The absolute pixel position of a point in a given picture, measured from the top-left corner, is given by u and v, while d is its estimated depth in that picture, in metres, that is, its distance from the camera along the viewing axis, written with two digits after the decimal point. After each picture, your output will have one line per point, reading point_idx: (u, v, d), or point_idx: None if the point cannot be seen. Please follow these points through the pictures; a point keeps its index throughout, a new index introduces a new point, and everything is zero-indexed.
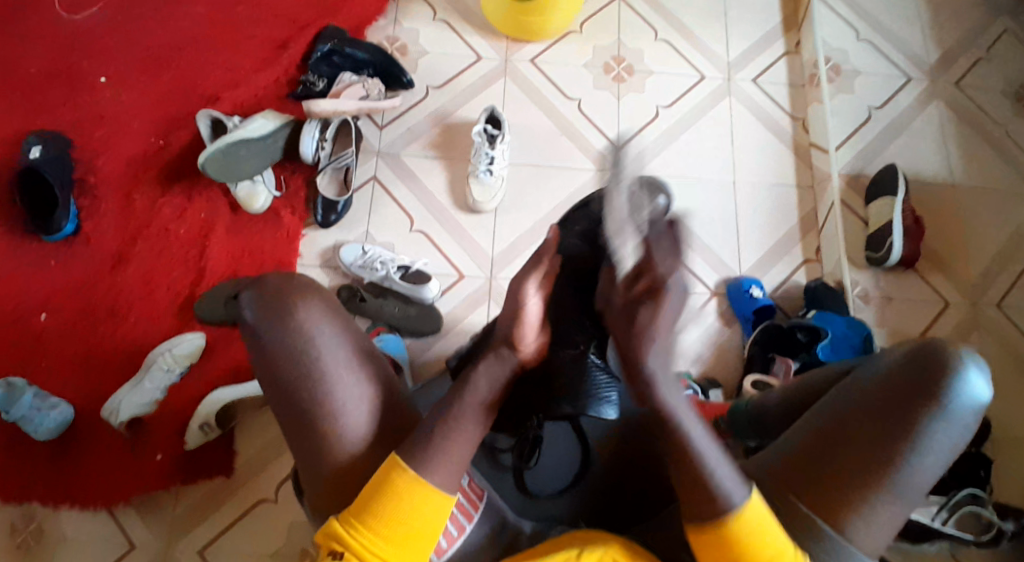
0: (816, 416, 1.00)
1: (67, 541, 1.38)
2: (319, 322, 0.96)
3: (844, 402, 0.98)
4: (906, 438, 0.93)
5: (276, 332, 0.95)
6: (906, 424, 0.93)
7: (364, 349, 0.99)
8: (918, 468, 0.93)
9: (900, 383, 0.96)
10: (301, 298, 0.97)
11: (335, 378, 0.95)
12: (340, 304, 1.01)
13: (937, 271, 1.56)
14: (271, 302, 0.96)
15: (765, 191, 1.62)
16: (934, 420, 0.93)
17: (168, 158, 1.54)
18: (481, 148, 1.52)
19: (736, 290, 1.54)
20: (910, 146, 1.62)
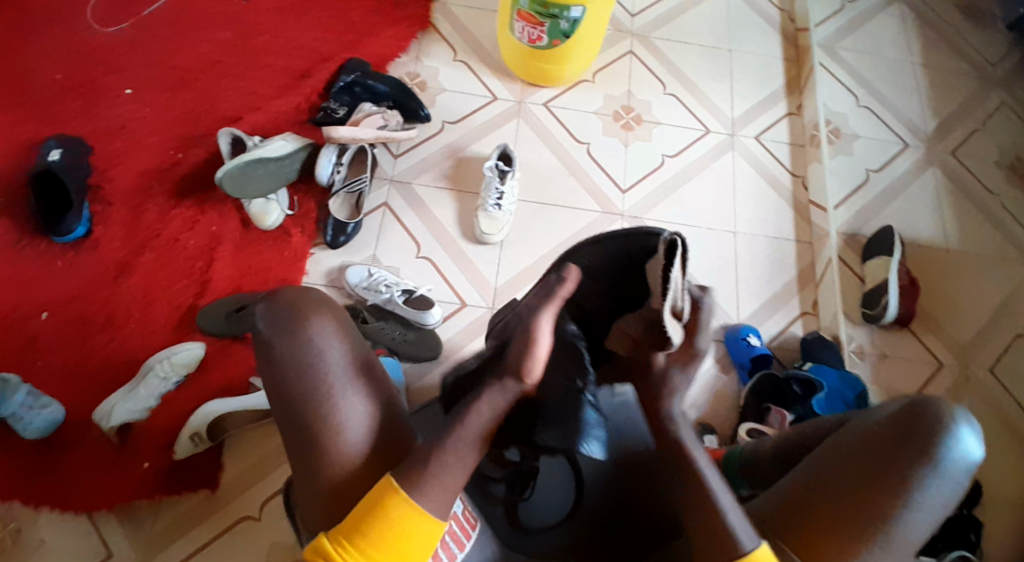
0: (809, 464, 0.99)
1: (44, 547, 1.34)
2: (329, 336, 0.97)
3: (836, 454, 0.98)
4: (897, 494, 0.93)
5: (287, 346, 0.96)
6: (898, 480, 0.93)
7: (371, 371, 0.98)
8: (909, 522, 0.93)
9: (895, 434, 0.95)
10: (314, 311, 0.98)
11: (341, 396, 0.94)
12: (351, 322, 1.01)
13: (931, 332, 1.59)
14: (286, 315, 0.97)
15: (765, 243, 1.66)
16: (927, 474, 0.93)
17: (184, 173, 1.57)
18: (491, 182, 1.57)
19: (734, 338, 1.57)
20: (907, 209, 1.67)
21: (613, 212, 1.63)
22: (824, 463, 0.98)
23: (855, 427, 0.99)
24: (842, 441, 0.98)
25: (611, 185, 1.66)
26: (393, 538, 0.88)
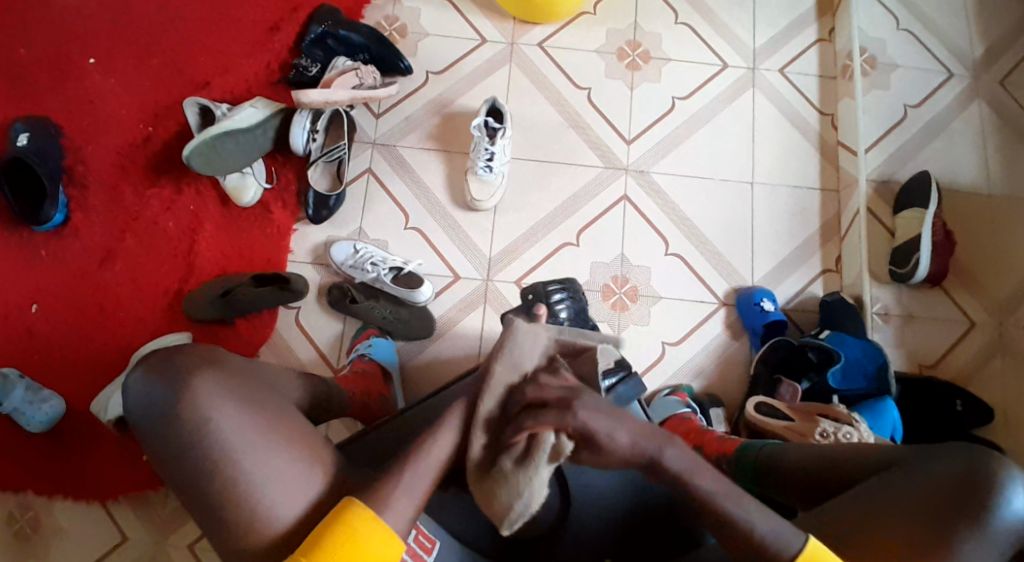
0: (857, 494, 0.97)
1: (62, 531, 1.38)
2: (214, 395, 0.95)
3: (885, 497, 0.95)
4: (943, 551, 0.91)
5: (172, 414, 0.95)
6: (946, 536, 0.92)
7: (275, 418, 0.97)
8: None
9: (946, 483, 0.94)
10: (191, 374, 0.96)
11: (249, 454, 0.93)
12: (244, 379, 0.99)
13: (963, 288, 1.46)
14: (159, 385, 0.96)
15: (785, 194, 1.52)
16: (973, 527, 0.92)
17: (157, 149, 1.49)
18: (480, 143, 1.45)
19: (747, 302, 1.45)
20: (943, 152, 1.51)
21: (618, 167, 1.52)
22: (873, 509, 0.95)
23: (909, 470, 0.96)
24: (892, 485, 0.96)
25: (614, 135, 1.53)
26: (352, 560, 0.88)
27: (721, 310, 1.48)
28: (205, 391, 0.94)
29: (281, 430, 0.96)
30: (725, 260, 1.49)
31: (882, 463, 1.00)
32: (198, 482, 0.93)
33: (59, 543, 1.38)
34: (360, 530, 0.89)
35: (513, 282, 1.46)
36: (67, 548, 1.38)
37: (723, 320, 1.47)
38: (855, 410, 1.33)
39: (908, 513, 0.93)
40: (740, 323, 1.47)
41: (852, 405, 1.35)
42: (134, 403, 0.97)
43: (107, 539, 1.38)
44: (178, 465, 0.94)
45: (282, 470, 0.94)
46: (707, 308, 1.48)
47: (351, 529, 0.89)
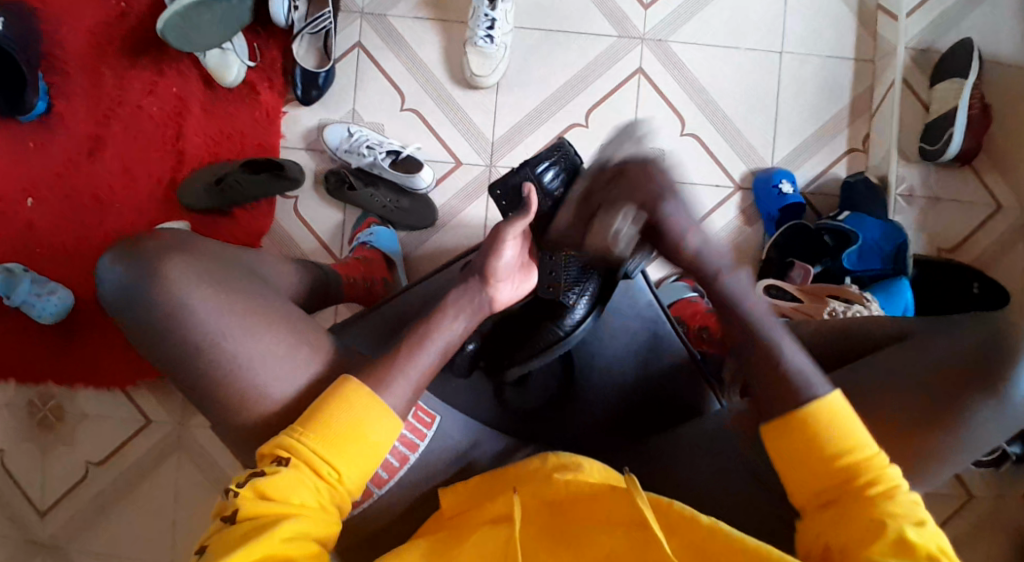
0: (867, 366, 0.94)
1: (86, 418, 1.43)
2: (194, 293, 0.89)
3: (896, 371, 0.91)
4: (947, 422, 0.87)
5: (161, 319, 0.88)
6: (948, 407, 0.88)
7: (272, 316, 0.92)
8: (967, 434, 0.87)
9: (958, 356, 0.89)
10: (189, 289, 0.89)
11: (251, 347, 0.89)
12: (245, 287, 0.93)
13: (995, 169, 1.38)
14: (140, 287, 0.88)
15: (815, 63, 1.40)
16: (986, 398, 0.87)
17: (130, 24, 1.39)
18: (480, 8, 1.33)
19: (764, 184, 1.38)
20: (992, 16, 1.37)
21: (633, 36, 1.39)
22: (880, 382, 0.92)
23: (921, 344, 0.93)
24: (904, 355, 0.92)
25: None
26: (351, 435, 0.85)
27: (738, 195, 1.40)
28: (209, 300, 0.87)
29: (273, 319, 0.92)
30: (743, 138, 1.40)
31: (902, 336, 0.98)
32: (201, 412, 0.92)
33: (83, 428, 1.43)
34: (361, 406, 0.87)
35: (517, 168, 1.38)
36: (92, 431, 1.43)
37: (739, 205, 1.40)
38: (869, 290, 1.28)
39: (917, 383, 0.90)
40: (756, 208, 1.40)
41: (864, 286, 1.30)
42: (115, 301, 0.90)
43: (130, 424, 1.43)
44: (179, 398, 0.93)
45: (282, 375, 0.91)
46: (724, 192, 1.40)
47: (350, 403, 0.87)
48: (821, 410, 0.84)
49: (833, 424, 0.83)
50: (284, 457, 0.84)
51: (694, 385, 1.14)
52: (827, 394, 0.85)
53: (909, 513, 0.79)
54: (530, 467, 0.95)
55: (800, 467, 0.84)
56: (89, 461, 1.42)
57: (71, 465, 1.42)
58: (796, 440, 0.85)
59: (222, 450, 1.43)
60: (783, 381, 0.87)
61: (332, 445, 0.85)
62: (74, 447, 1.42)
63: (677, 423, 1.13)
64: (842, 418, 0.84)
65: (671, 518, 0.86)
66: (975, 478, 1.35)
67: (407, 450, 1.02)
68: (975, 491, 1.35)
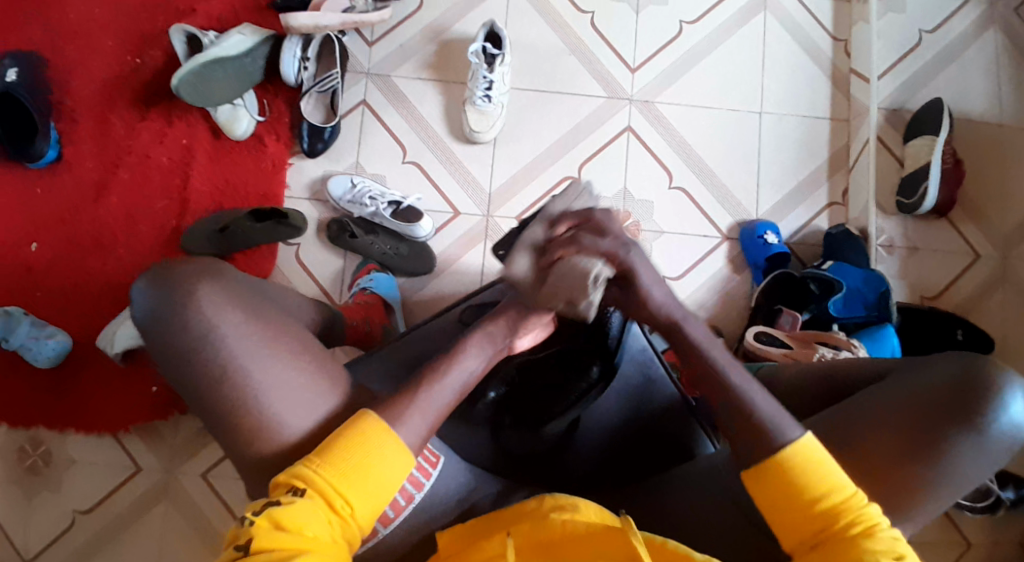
0: (852, 405, 0.96)
1: (75, 465, 1.41)
2: (218, 308, 0.91)
3: (879, 406, 0.94)
4: (929, 458, 0.89)
5: (185, 332, 0.89)
6: (933, 438, 0.90)
7: (296, 343, 0.94)
8: (952, 464, 0.89)
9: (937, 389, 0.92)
10: (219, 312, 0.90)
11: (274, 370, 0.90)
12: (272, 316, 0.94)
13: (970, 221, 1.45)
14: (172, 308, 0.90)
15: (793, 123, 1.49)
16: (966, 429, 0.89)
17: (144, 78, 1.46)
18: (479, 70, 1.42)
19: (749, 235, 1.44)
20: (957, 80, 1.48)
21: (622, 97, 1.48)
22: (865, 417, 0.94)
23: (901, 380, 0.96)
24: (886, 391, 0.95)
25: (617, 63, 1.49)
26: (365, 471, 0.85)
27: (725, 244, 1.46)
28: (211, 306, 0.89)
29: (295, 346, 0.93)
30: (728, 192, 1.47)
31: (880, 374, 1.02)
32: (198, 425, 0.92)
33: (71, 476, 1.41)
34: (377, 439, 0.86)
35: (513, 218, 1.44)
36: (81, 479, 1.41)
37: (727, 254, 1.46)
38: (855, 336, 1.33)
39: (901, 416, 0.92)
40: (743, 257, 1.45)
41: (850, 332, 1.34)
42: (148, 323, 0.92)
43: (118, 472, 1.41)
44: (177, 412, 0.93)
45: (284, 383, 0.91)
46: (712, 242, 1.46)
47: (362, 441, 0.86)
48: (797, 453, 0.85)
49: (810, 468, 0.84)
50: (299, 488, 0.83)
51: (682, 426, 1.16)
52: (799, 437, 0.85)
53: (887, 550, 0.80)
54: (527, 508, 0.96)
55: (778, 514, 0.85)
56: (75, 510, 1.39)
57: (56, 513, 1.39)
58: (775, 488, 0.85)
59: (210, 499, 1.41)
60: (771, 411, 0.88)
61: (344, 481, 0.84)
62: (60, 496, 1.40)
63: (668, 466, 1.13)
64: (818, 461, 0.84)
65: (665, 557, 0.88)
66: (970, 524, 1.35)
67: (415, 488, 1.01)
68: (971, 537, 1.34)
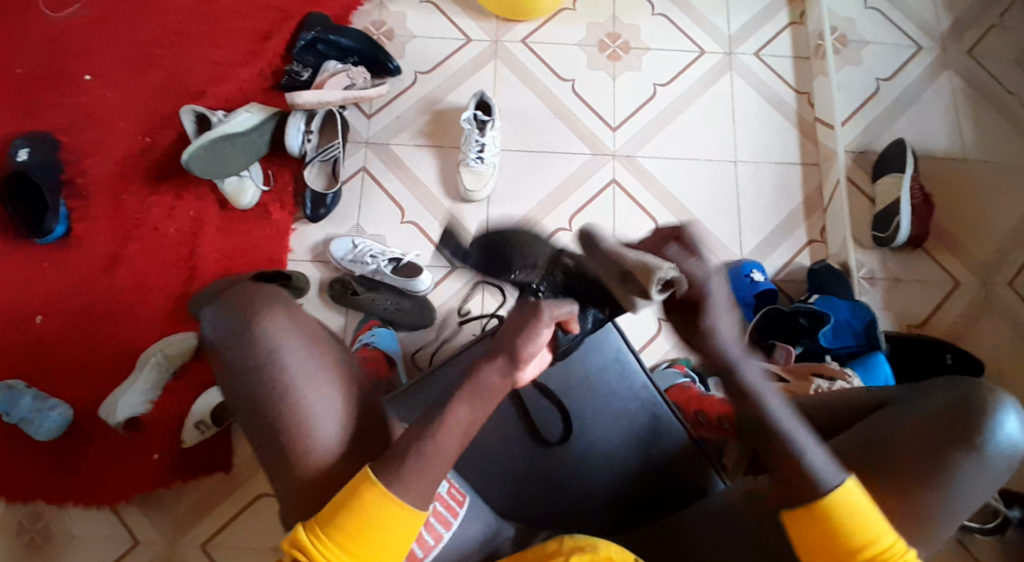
0: (860, 433, 0.97)
1: (74, 539, 1.38)
2: (288, 339, 0.91)
3: (886, 435, 0.96)
4: (939, 480, 0.91)
5: (255, 355, 0.90)
6: (941, 463, 0.92)
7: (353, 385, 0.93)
8: (960, 488, 0.91)
9: (940, 414, 0.94)
10: (282, 341, 0.91)
11: (321, 404, 0.90)
12: (334, 354, 0.94)
13: (945, 250, 1.52)
14: (236, 330, 0.91)
15: (768, 170, 1.58)
16: (971, 453, 0.92)
17: (155, 156, 1.54)
18: (472, 135, 1.50)
19: (736, 274, 1.49)
20: (917, 122, 1.59)
21: (605, 153, 1.58)
22: (874, 446, 0.95)
23: (904, 407, 0.98)
24: (891, 419, 0.97)
25: (600, 123, 1.60)
26: (370, 536, 0.83)
27: None
28: (272, 319, 0.90)
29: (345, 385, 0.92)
30: (713, 235, 1.54)
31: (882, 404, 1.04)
32: None
33: (71, 550, 1.37)
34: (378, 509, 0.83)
35: None
36: (80, 553, 1.37)
37: None
38: (849, 366, 1.36)
39: (909, 442, 0.94)
40: None
41: (843, 363, 1.38)
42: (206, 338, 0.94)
43: (119, 544, 1.38)
44: None
45: (320, 397, 0.89)
46: None
47: (366, 504, 0.83)
48: (842, 504, 0.84)
49: (852, 519, 0.84)
50: (300, 557, 0.83)
51: (692, 466, 1.16)
52: (844, 485, 0.85)
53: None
54: (548, 549, 0.95)
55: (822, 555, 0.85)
56: None
57: None
58: (820, 532, 0.85)
59: None
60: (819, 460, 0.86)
61: (351, 546, 0.82)
62: None
63: (680, 507, 1.14)
64: (861, 511, 0.84)
65: None
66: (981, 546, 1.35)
67: (443, 528, 1.01)
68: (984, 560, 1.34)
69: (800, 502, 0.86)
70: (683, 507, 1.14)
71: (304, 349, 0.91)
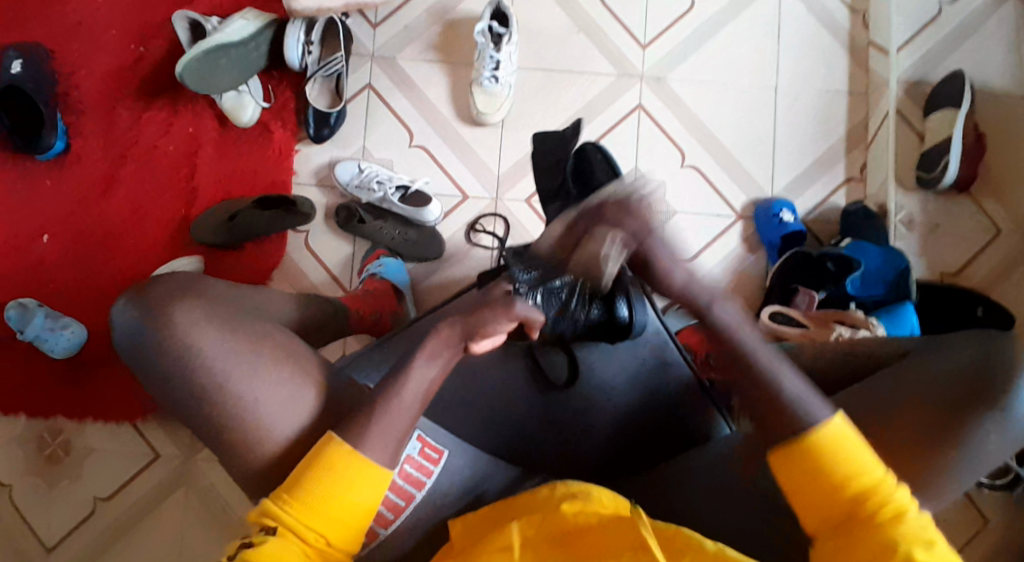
0: (877, 382, 0.93)
1: (94, 452, 1.43)
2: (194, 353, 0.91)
3: (903, 387, 0.91)
4: (955, 439, 0.86)
5: (170, 377, 0.92)
6: (957, 421, 0.87)
7: (283, 348, 0.94)
8: (976, 447, 0.86)
9: (963, 371, 0.88)
10: (189, 358, 0.91)
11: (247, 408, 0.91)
12: (257, 326, 0.95)
13: (992, 195, 1.40)
14: (152, 350, 0.92)
15: (809, 98, 1.45)
16: (991, 413, 0.86)
17: (149, 68, 1.45)
18: (485, 51, 1.39)
19: (765, 213, 1.40)
20: (980, 49, 1.43)
21: (632, 74, 1.45)
22: (889, 397, 0.91)
23: (926, 360, 0.92)
24: (911, 372, 0.91)
25: (627, 40, 1.46)
26: (336, 493, 0.86)
27: (739, 224, 1.43)
28: (176, 314, 0.91)
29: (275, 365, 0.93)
30: (742, 169, 1.44)
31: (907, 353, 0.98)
32: (204, 423, 0.92)
33: (92, 462, 1.42)
34: (342, 467, 0.87)
35: (522, 201, 1.42)
36: (100, 466, 1.42)
37: (740, 234, 1.43)
38: (873, 314, 1.29)
39: (926, 396, 0.89)
40: (758, 236, 1.42)
41: (868, 311, 1.31)
42: (132, 355, 0.94)
43: (137, 459, 1.43)
44: (183, 410, 0.93)
45: (249, 392, 0.91)
46: (724, 221, 1.43)
47: (331, 462, 0.87)
48: (825, 435, 0.83)
49: (835, 450, 0.82)
50: (270, 526, 0.85)
51: (696, 409, 1.14)
52: (829, 418, 0.83)
53: (916, 533, 0.78)
54: (538, 496, 0.96)
55: (807, 494, 0.83)
56: (95, 496, 1.41)
57: (77, 500, 1.41)
58: (802, 467, 0.83)
59: (228, 486, 1.42)
60: (801, 390, 0.86)
61: (318, 510, 0.85)
62: (81, 482, 1.42)
63: (680, 451, 1.13)
64: (845, 442, 0.82)
65: (673, 544, 0.87)
66: (987, 503, 1.34)
67: (415, 488, 1.02)
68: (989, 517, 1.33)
69: (788, 439, 0.84)
70: (682, 451, 1.13)
71: (219, 336, 0.92)
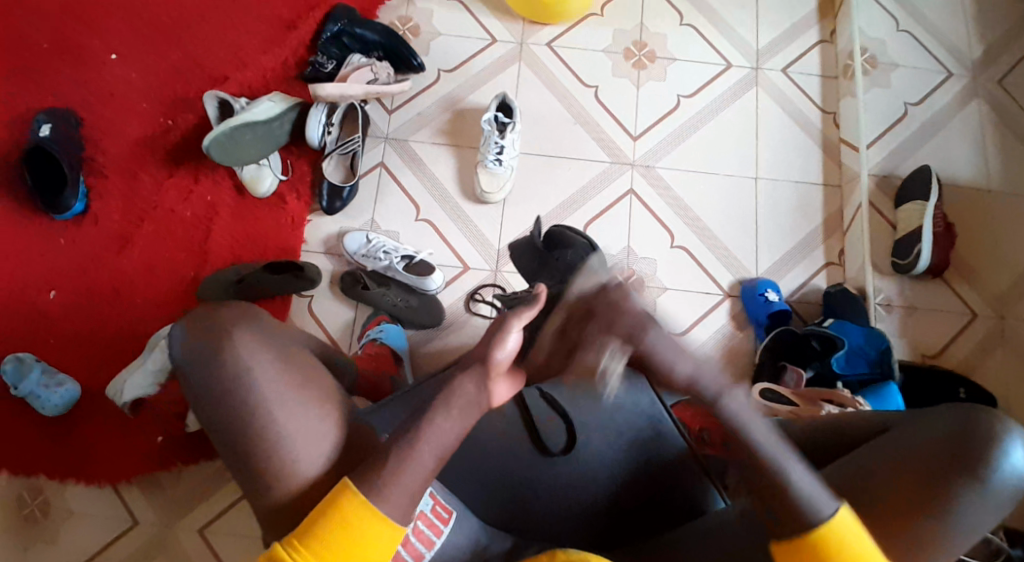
0: (861, 458, 0.91)
1: (72, 515, 1.38)
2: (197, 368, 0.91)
3: (886, 460, 0.90)
4: (932, 514, 0.86)
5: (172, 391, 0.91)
6: (939, 495, 0.86)
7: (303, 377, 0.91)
8: (958, 519, 0.86)
9: (940, 443, 0.88)
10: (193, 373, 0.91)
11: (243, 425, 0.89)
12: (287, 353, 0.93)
13: (963, 279, 1.49)
14: None
15: (788, 189, 1.56)
16: (970, 486, 0.86)
17: (174, 139, 1.55)
18: (491, 137, 1.50)
19: (750, 292, 1.47)
20: (943, 148, 1.57)
21: (624, 162, 1.57)
22: (874, 473, 0.89)
23: (905, 433, 0.91)
24: (892, 445, 0.91)
25: (620, 131, 1.59)
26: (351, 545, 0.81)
27: (726, 302, 1.50)
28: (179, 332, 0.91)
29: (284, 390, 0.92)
30: (728, 251, 1.52)
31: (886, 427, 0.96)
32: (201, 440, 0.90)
33: (69, 527, 1.38)
34: (356, 516, 0.82)
35: None
36: (77, 531, 1.38)
37: (728, 311, 1.49)
38: (860, 394, 1.31)
39: (908, 470, 0.88)
40: (744, 313, 1.48)
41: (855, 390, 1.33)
42: None
43: (115, 525, 1.38)
44: None
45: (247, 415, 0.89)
46: (712, 299, 1.50)
47: (349, 512, 0.82)
48: (832, 533, 0.80)
49: (841, 547, 0.80)
50: None
51: (688, 486, 1.09)
52: (836, 515, 0.80)
53: None
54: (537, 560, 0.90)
55: None
56: None
57: None
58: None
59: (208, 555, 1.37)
60: (809, 487, 0.81)
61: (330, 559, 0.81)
62: (56, 547, 1.36)
63: (671, 528, 1.08)
64: (851, 539, 0.80)
65: None
66: None
67: (425, 548, 0.99)
68: None
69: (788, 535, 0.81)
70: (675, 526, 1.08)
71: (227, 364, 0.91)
